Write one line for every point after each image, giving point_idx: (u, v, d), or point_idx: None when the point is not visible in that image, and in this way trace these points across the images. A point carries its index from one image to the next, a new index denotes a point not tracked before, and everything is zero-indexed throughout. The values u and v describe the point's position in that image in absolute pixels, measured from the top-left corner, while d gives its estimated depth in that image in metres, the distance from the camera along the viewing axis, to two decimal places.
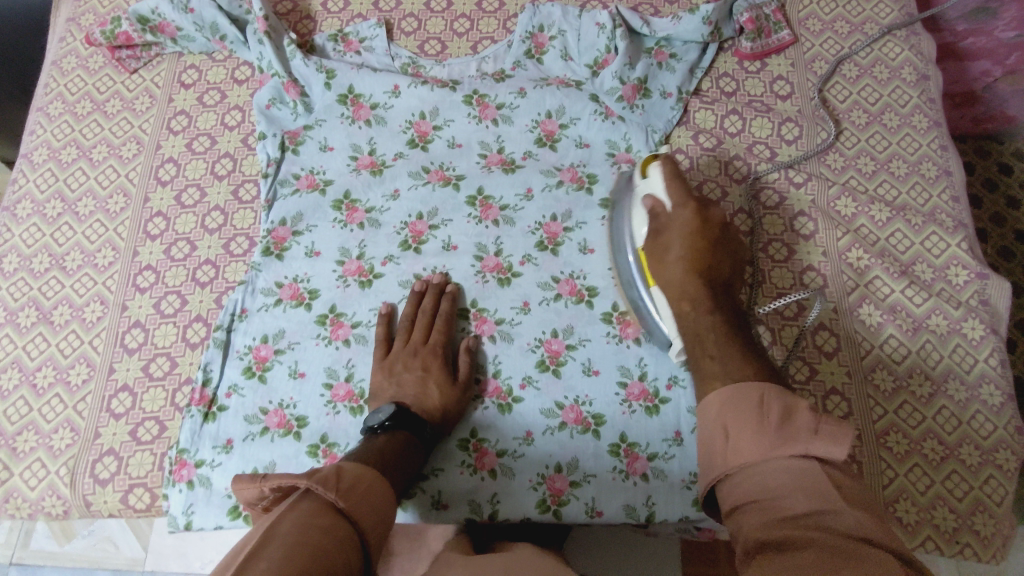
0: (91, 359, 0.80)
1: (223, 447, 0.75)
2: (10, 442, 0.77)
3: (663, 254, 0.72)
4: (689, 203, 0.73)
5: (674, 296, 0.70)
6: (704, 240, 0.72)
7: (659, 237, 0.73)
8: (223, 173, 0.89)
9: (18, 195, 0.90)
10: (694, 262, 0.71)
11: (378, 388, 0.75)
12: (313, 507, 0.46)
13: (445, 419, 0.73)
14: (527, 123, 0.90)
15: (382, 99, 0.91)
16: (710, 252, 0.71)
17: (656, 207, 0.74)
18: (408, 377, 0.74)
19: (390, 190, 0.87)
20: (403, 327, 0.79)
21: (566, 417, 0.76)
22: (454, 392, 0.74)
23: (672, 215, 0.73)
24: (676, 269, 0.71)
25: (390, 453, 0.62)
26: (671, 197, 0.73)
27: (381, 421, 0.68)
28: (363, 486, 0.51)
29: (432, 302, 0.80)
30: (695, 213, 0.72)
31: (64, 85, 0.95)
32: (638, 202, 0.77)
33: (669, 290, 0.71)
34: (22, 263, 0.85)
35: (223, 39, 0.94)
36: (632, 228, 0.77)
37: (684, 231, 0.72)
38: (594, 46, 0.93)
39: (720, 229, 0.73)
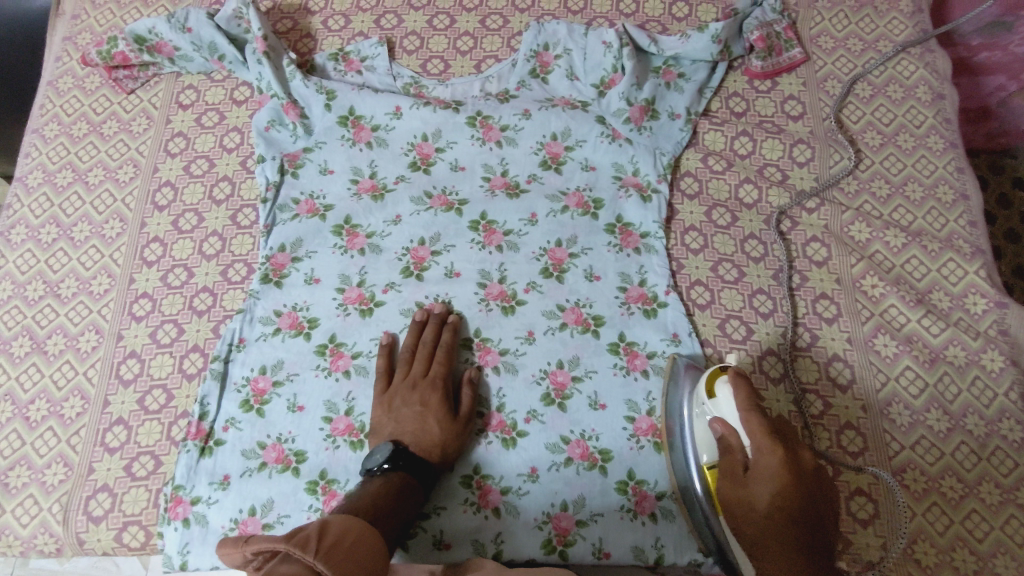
0: (85, 391, 0.78)
1: (220, 483, 0.73)
2: (2, 477, 0.75)
3: (748, 505, 0.60)
4: (778, 448, 0.59)
5: (761, 531, 0.58)
6: (797, 491, 0.58)
7: (743, 476, 0.61)
8: (221, 197, 0.87)
9: (12, 220, 0.88)
10: (783, 509, 0.57)
11: (378, 423, 0.73)
12: (292, 572, 0.46)
13: (445, 456, 0.71)
14: (532, 146, 0.88)
15: (383, 121, 0.89)
16: (806, 508, 0.57)
17: (728, 436, 0.63)
18: (407, 413, 0.72)
19: (392, 215, 0.85)
20: (404, 359, 0.77)
21: (572, 453, 0.73)
22: (454, 428, 0.72)
23: (756, 459, 0.60)
24: (765, 525, 0.58)
25: (383, 504, 0.63)
26: (750, 431, 0.61)
27: (379, 462, 0.67)
28: (345, 545, 0.51)
29: (433, 333, 0.77)
30: (785, 466, 0.58)
31: (60, 106, 0.94)
32: (704, 426, 0.67)
33: (748, 526, 0.60)
34: (16, 290, 0.84)
35: (222, 59, 0.92)
36: (697, 447, 0.68)
37: (777, 481, 0.58)
38: (600, 66, 0.91)
39: (813, 471, 0.59)
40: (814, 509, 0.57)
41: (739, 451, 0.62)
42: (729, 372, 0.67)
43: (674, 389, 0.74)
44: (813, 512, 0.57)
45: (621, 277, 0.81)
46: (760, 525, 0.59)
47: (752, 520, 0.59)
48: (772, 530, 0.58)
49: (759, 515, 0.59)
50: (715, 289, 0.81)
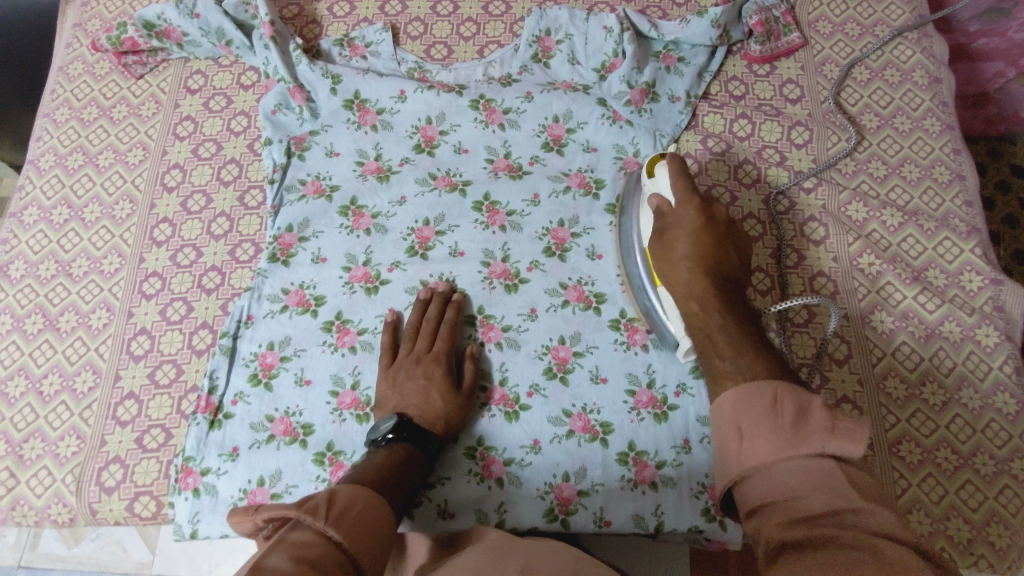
0: (97, 366, 0.80)
1: (229, 455, 0.74)
2: (17, 449, 0.76)
3: (670, 253, 0.68)
4: (693, 199, 0.68)
5: (684, 266, 0.66)
6: (710, 236, 0.67)
7: (664, 237, 0.69)
8: (228, 179, 0.89)
9: (25, 201, 0.89)
10: (701, 260, 0.66)
11: (383, 397, 0.74)
12: (304, 538, 0.48)
13: (450, 428, 0.73)
14: (535, 128, 0.89)
15: (388, 104, 0.91)
16: (717, 249, 0.67)
17: (661, 205, 0.71)
18: (411, 387, 0.74)
19: (397, 196, 0.87)
20: (408, 335, 0.78)
21: (573, 425, 0.75)
22: (457, 401, 0.73)
23: (676, 214, 0.69)
24: (685, 275, 0.66)
25: (391, 476, 0.64)
26: (675, 193, 0.70)
27: (385, 433, 0.69)
28: (354, 512, 0.52)
29: (437, 310, 0.79)
30: (699, 212, 0.68)
31: (71, 91, 0.95)
32: (647, 204, 0.76)
33: (672, 273, 0.67)
34: (29, 269, 0.85)
35: (229, 44, 0.94)
36: (640, 226, 0.78)
37: (692, 229, 0.67)
38: (601, 50, 0.92)
39: (726, 227, 0.69)
40: (726, 263, 0.66)
41: (670, 214, 0.70)
42: (667, 157, 0.74)
43: (626, 199, 0.83)
44: (718, 266, 0.66)
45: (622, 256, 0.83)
46: (681, 274, 0.66)
47: (679, 281, 0.66)
48: (691, 272, 0.66)
49: (681, 270, 0.67)
50: None
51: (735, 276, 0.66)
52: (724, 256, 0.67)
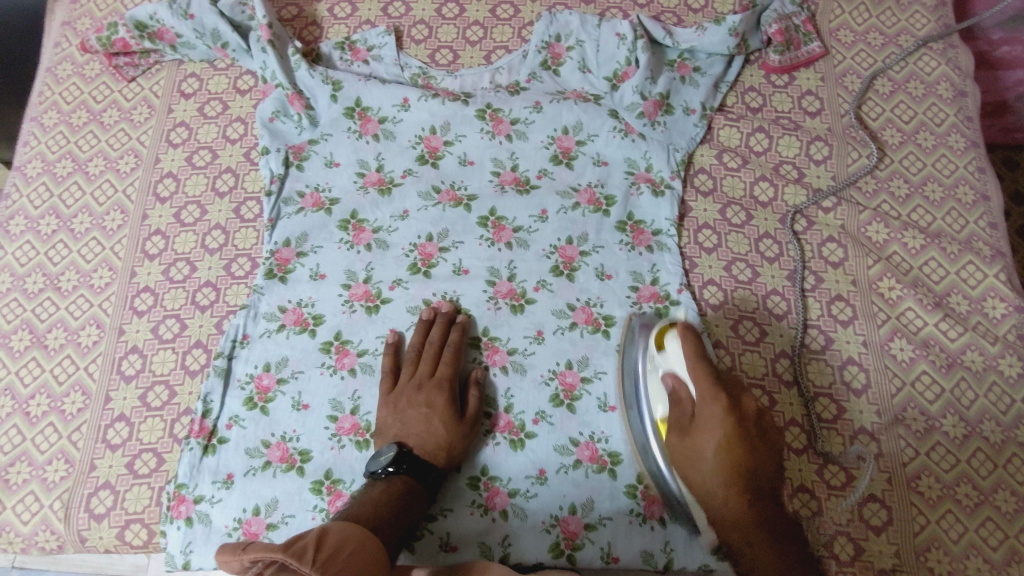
0: (86, 386, 0.77)
1: (223, 482, 0.72)
2: (3, 473, 0.73)
3: (696, 459, 0.63)
4: (720, 397, 0.62)
5: (713, 482, 0.61)
6: (740, 438, 0.61)
7: (687, 436, 0.64)
8: (224, 189, 0.85)
9: (11, 210, 0.86)
10: (733, 463, 0.61)
11: (383, 424, 0.71)
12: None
13: (452, 458, 0.69)
14: (543, 140, 0.86)
15: (391, 113, 0.87)
16: (748, 455, 0.61)
17: (677, 389, 0.66)
18: (413, 415, 0.71)
19: (399, 210, 0.84)
20: (410, 359, 0.75)
21: (581, 455, 0.72)
22: (460, 430, 0.70)
23: (701, 409, 0.63)
24: (713, 476, 0.61)
25: (387, 510, 0.62)
26: (695, 381, 0.64)
27: (384, 465, 0.66)
28: (344, 555, 0.50)
29: (441, 333, 0.76)
30: (727, 413, 0.61)
31: (60, 94, 0.91)
32: (656, 376, 0.70)
33: (698, 479, 0.63)
34: (16, 283, 0.82)
35: (225, 47, 0.89)
36: (649, 355, 0.72)
37: (722, 433, 0.61)
38: (613, 58, 0.88)
39: (755, 420, 0.63)
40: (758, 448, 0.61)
41: (688, 405, 0.65)
42: (677, 326, 0.68)
43: (628, 352, 0.75)
44: (742, 404, 0.62)
45: (632, 276, 0.80)
46: (711, 477, 0.62)
47: (709, 427, 0.62)
48: (725, 487, 0.61)
49: (707, 472, 0.62)
50: (728, 289, 0.79)
51: (772, 475, 0.62)
52: (755, 454, 0.61)
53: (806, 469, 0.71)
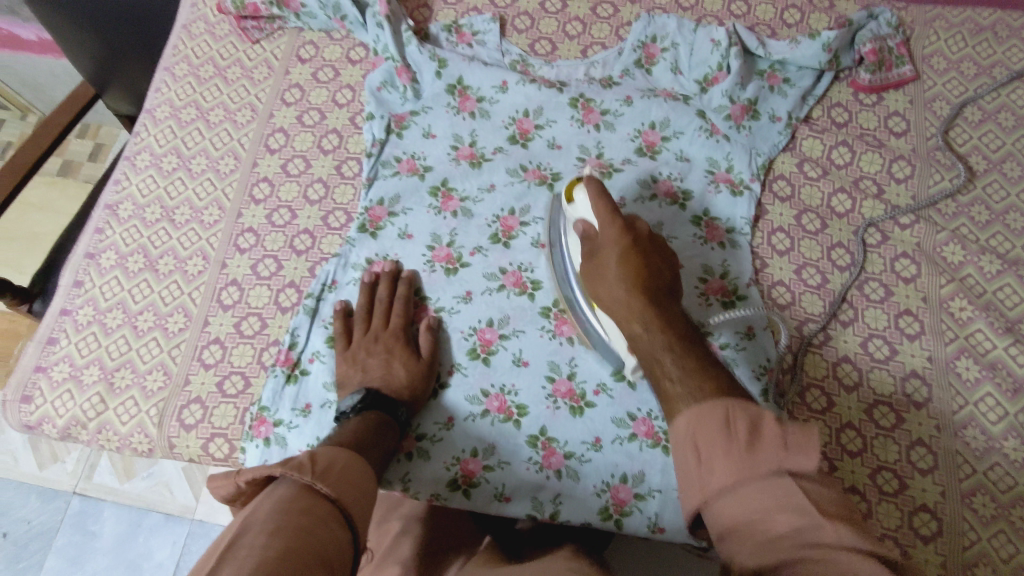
0: (188, 310, 0.84)
1: (301, 410, 0.77)
2: (108, 377, 0.81)
3: (604, 275, 0.65)
4: (617, 221, 0.66)
5: (618, 302, 0.63)
6: (638, 255, 0.65)
7: (596, 259, 0.67)
8: (328, 148, 0.92)
9: (139, 146, 0.94)
10: (635, 279, 0.63)
11: (346, 376, 0.76)
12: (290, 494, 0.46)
13: (416, 394, 0.75)
14: (630, 132, 0.90)
15: (489, 93, 0.92)
16: (647, 270, 0.64)
17: (587, 228, 0.69)
18: (373, 362, 0.76)
19: (487, 183, 0.89)
20: (361, 316, 0.81)
21: (637, 429, 0.75)
22: (420, 368, 0.77)
23: (603, 250, 0.66)
24: (617, 296, 0.63)
25: (366, 434, 0.66)
26: (595, 214, 0.67)
27: (351, 406, 0.71)
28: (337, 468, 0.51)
29: (387, 289, 0.82)
30: (623, 232, 0.65)
31: (192, 49, 0.99)
32: (572, 229, 0.73)
33: (607, 295, 0.65)
34: (136, 211, 0.90)
35: (344, 19, 0.97)
36: (570, 250, 0.75)
37: (621, 246, 0.65)
38: (705, 62, 0.92)
39: (649, 241, 0.67)
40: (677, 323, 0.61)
41: (592, 241, 0.68)
42: (586, 178, 0.70)
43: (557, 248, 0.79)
44: (652, 282, 0.63)
45: (704, 268, 0.83)
46: (616, 293, 0.63)
47: (612, 300, 0.64)
48: (628, 296, 0.62)
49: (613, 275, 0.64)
50: (797, 291, 0.82)
51: (667, 293, 0.64)
52: (656, 274, 0.65)
53: (859, 471, 0.72)
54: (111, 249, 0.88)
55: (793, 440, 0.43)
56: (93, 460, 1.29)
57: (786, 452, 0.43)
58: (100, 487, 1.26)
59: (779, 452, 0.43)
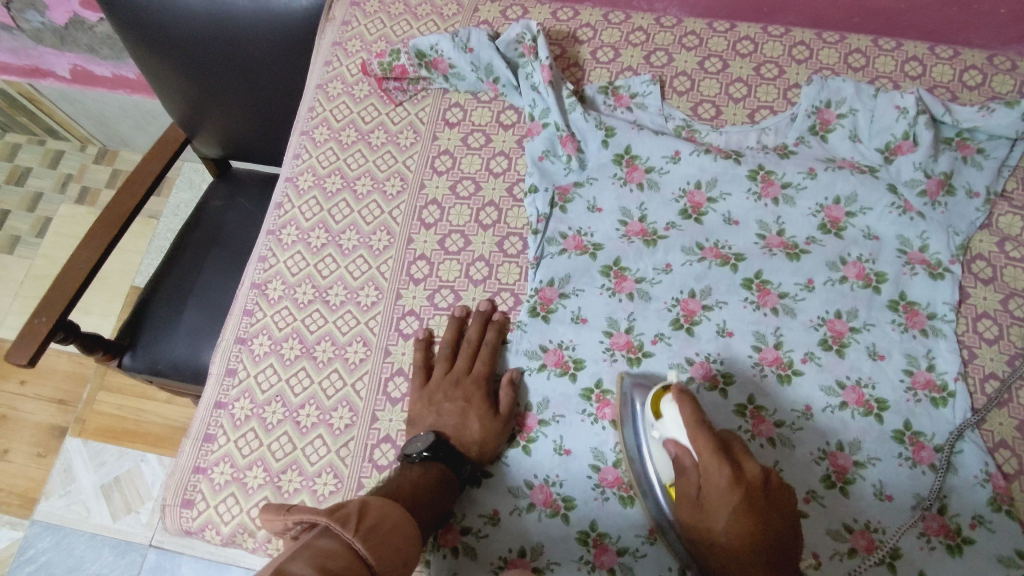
0: (354, 403, 0.78)
1: (489, 518, 0.73)
2: (275, 479, 0.75)
3: (709, 533, 0.62)
4: (726, 466, 0.60)
5: (726, 549, 0.60)
6: (750, 508, 0.60)
7: (698, 505, 0.63)
8: (488, 222, 0.87)
9: (283, 219, 0.89)
10: (747, 530, 0.59)
11: (419, 414, 0.75)
12: (331, 547, 0.50)
13: (484, 452, 0.72)
14: (811, 207, 0.84)
15: (659, 163, 0.87)
16: (758, 516, 0.60)
17: (680, 455, 0.64)
18: (449, 407, 0.74)
19: (663, 262, 0.83)
20: (445, 355, 0.79)
21: (856, 544, 0.71)
22: (495, 426, 0.73)
23: (708, 486, 0.62)
24: (725, 535, 0.60)
25: (425, 489, 0.66)
26: (697, 452, 0.62)
27: (419, 450, 0.70)
28: (383, 528, 0.54)
29: (477, 331, 0.79)
30: (733, 485, 0.60)
31: (330, 111, 0.94)
32: (657, 440, 0.68)
33: (706, 531, 0.62)
34: (287, 291, 0.85)
35: (496, 81, 0.91)
36: (650, 419, 0.69)
37: (732, 506, 0.60)
38: (889, 130, 0.86)
39: (761, 486, 0.61)
40: (781, 541, 0.59)
41: (692, 474, 0.63)
42: (674, 389, 0.66)
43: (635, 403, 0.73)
44: (767, 534, 0.59)
45: (907, 359, 0.77)
46: (721, 536, 0.60)
47: (722, 548, 0.61)
48: (739, 555, 0.60)
49: (722, 540, 0.61)
50: (1013, 385, 0.76)
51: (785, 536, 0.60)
52: (770, 517, 0.60)
53: None
54: (263, 333, 0.83)
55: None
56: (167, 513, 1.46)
57: None
58: (175, 541, 1.43)
59: None
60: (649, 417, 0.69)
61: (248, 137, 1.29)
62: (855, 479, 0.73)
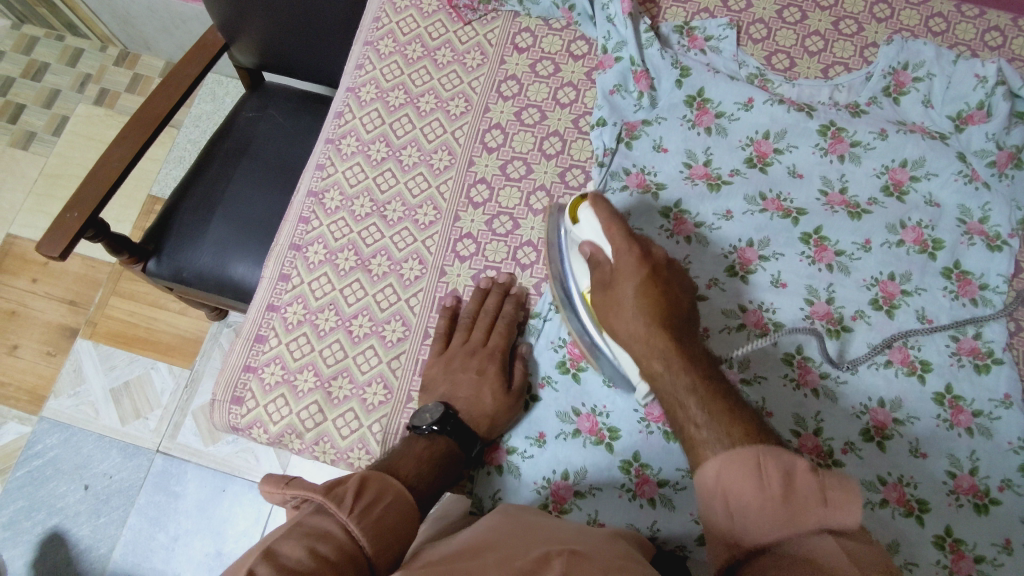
0: (407, 318, 0.79)
1: (536, 439, 0.74)
2: (325, 385, 0.76)
3: (618, 306, 0.66)
4: (634, 248, 0.66)
5: (637, 349, 0.63)
6: (654, 283, 0.65)
7: (607, 288, 0.67)
8: (551, 152, 0.85)
9: (343, 129, 0.87)
10: (652, 311, 0.64)
11: (432, 382, 0.74)
12: (326, 528, 0.50)
13: (496, 426, 0.71)
14: (877, 168, 0.84)
15: (730, 109, 0.85)
16: (667, 316, 0.64)
17: (597, 254, 0.68)
18: (463, 378, 0.73)
19: (724, 209, 0.82)
20: (465, 323, 0.77)
21: (888, 495, 0.72)
22: (507, 400, 0.71)
23: (618, 264, 0.66)
24: (638, 320, 0.64)
25: (430, 465, 0.64)
26: (610, 242, 0.67)
27: (428, 422, 0.69)
28: (379, 509, 0.54)
29: (497, 302, 0.77)
30: (643, 261, 0.66)
31: (396, 24, 0.92)
32: (576, 249, 0.72)
33: (620, 327, 0.66)
34: (344, 202, 0.84)
35: (572, 9, 0.89)
36: (575, 270, 0.73)
37: (638, 279, 0.65)
38: (963, 98, 0.85)
39: (665, 273, 0.67)
40: (682, 330, 0.64)
41: (606, 264, 0.68)
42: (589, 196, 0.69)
43: (554, 228, 0.77)
44: (674, 319, 0.64)
45: (955, 325, 0.78)
46: (632, 348, 0.64)
47: (627, 327, 0.65)
48: (649, 332, 0.63)
49: (627, 317, 0.65)
50: None
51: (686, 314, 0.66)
52: (673, 309, 0.65)
53: None
54: (318, 242, 0.82)
55: (831, 494, 0.47)
56: (177, 419, 1.46)
57: (826, 508, 0.46)
58: (183, 448, 1.44)
59: (822, 509, 0.46)
60: (568, 228, 0.73)
61: (287, 41, 1.24)
62: (892, 435, 0.74)
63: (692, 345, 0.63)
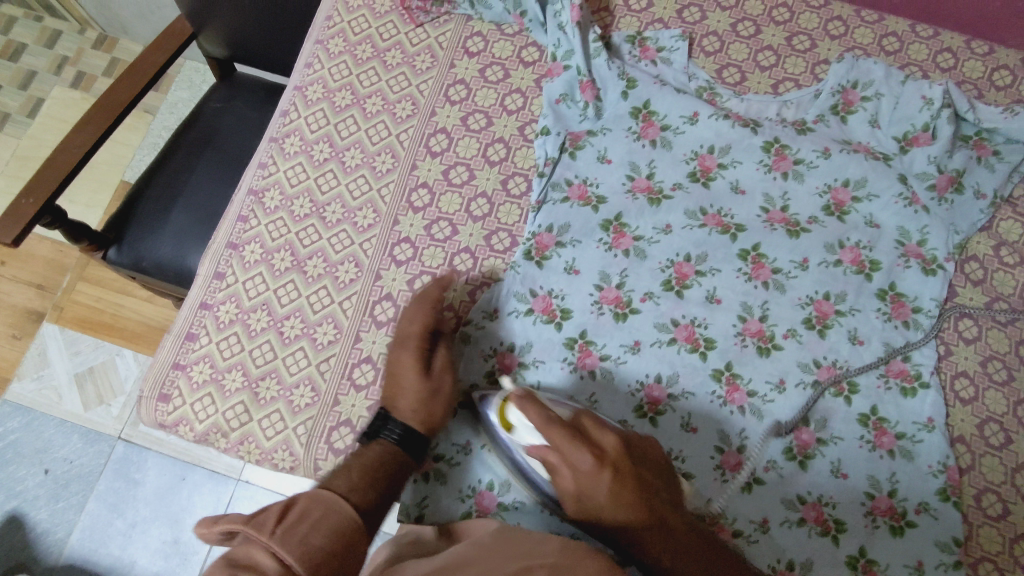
0: (339, 321, 0.78)
1: (463, 448, 0.74)
2: (253, 385, 0.76)
3: (598, 511, 0.61)
4: (584, 447, 0.60)
5: (592, 511, 0.60)
6: (627, 477, 0.60)
7: (575, 492, 0.61)
8: (495, 159, 0.85)
9: (288, 128, 0.87)
10: (630, 505, 0.59)
11: (384, 380, 0.70)
12: (252, 562, 0.47)
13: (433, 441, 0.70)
14: (819, 187, 0.83)
15: (676, 123, 0.85)
16: (641, 489, 0.60)
17: (545, 457, 0.61)
18: (410, 386, 0.69)
19: (663, 223, 0.82)
20: (429, 324, 0.72)
21: (806, 514, 0.72)
22: (455, 420, 0.70)
23: (575, 471, 0.60)
24: (596, 506, 0.60)
25: (387, 474, 0.62)
26: (547, 437, 0.61)
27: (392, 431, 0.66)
28: (307, 527, 0.51)
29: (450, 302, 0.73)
30: (598, 461, 0.59)
31: (348, 23, 0.91)
32: (519, 443, 0.66)
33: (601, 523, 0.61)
34: (284, 202, 0.83)
35: (523, 15, 0.89)
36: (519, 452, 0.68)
37: (603, 480, 0.59)
38: (910, 120, 0.85)
39: (641, 456, 0.63)
40: (648, 492, 0.61)
41: (560, 466, 0.61)
42: (513, 394, 0.64)
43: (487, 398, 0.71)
44: (648, 494, 0.60)
45: (885, 347, 0.78)
46: (616, 521, 0.60)
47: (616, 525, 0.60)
48: (622, 519, 0.59)
49: (617, 516, 0.60)
50: (981, 386, 0.78)
51: (654, 486, 0.62)
52: (645, 489, 0.61)
53: None
54: (255, 241, 0.82)
55: None
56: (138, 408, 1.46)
57: None
58: (144, 436, 1.44)
59: None
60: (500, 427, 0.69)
61: (256, 31, 1.23)
62: (814, 454, 0.75)
63: (665, 528, 0.60)
